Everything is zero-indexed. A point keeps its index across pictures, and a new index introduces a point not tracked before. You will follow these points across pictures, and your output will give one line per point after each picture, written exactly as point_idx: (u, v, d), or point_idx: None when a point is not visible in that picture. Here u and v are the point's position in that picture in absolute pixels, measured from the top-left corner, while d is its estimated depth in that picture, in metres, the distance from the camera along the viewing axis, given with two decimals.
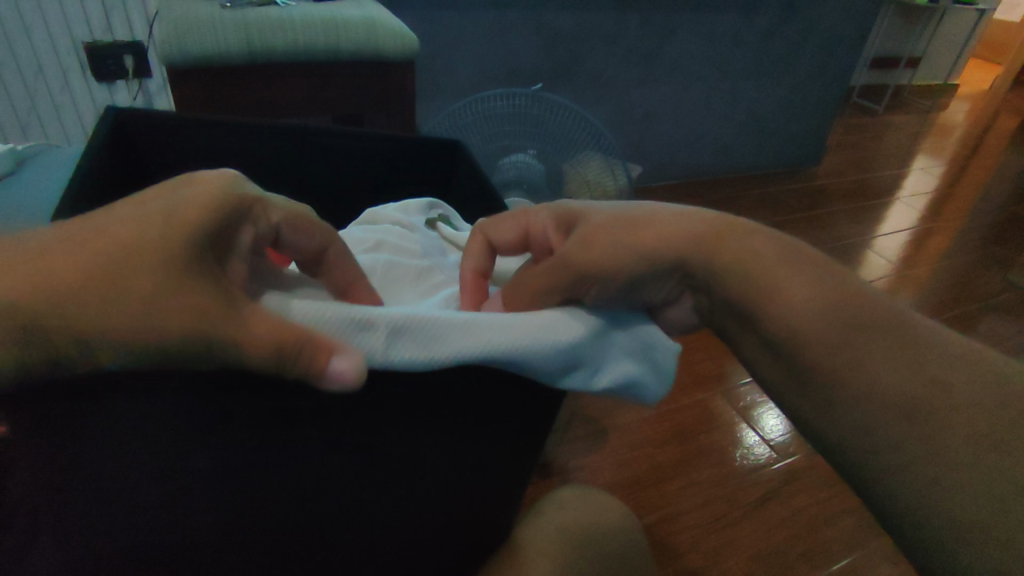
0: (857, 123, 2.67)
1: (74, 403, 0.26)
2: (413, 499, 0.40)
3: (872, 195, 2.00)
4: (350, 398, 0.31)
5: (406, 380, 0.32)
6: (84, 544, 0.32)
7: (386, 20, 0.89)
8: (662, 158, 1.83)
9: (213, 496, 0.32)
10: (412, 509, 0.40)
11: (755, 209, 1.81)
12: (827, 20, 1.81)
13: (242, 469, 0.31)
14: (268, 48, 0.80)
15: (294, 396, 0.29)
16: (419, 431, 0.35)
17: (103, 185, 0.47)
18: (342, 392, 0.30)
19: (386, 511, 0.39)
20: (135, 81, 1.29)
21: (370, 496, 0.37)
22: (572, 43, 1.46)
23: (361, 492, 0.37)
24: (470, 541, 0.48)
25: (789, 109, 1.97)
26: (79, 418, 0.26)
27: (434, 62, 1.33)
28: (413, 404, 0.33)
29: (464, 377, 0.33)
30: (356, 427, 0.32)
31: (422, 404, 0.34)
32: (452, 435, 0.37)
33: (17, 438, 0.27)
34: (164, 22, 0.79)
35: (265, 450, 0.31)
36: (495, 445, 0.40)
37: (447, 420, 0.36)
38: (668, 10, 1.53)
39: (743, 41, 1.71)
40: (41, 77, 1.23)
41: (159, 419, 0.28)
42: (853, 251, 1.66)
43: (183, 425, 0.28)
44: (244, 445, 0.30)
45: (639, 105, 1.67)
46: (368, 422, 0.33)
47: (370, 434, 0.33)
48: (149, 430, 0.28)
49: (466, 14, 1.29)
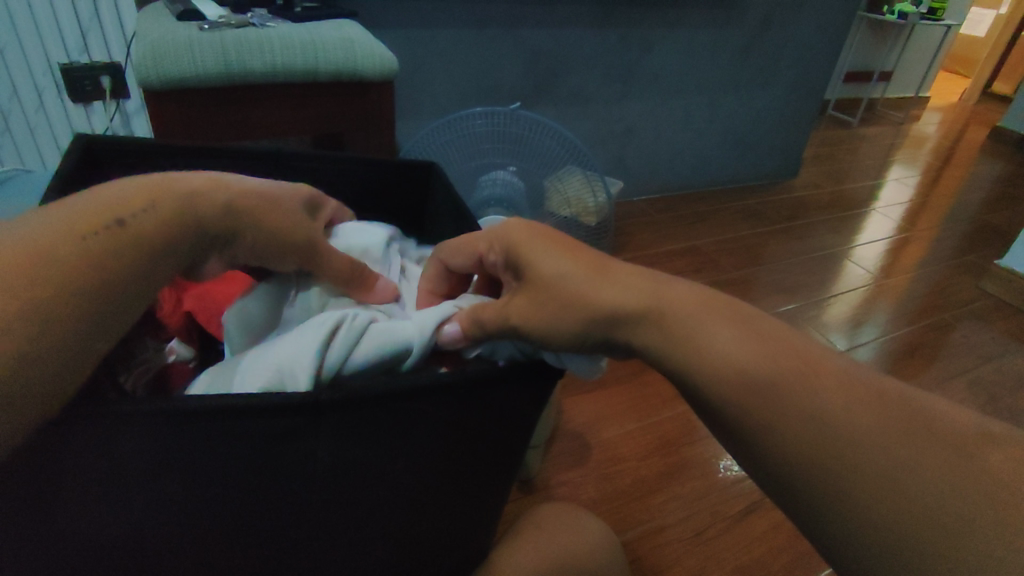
0: (832, 135, 2.73)
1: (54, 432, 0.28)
2: (384, 519, 0.41)
3: (848, 206, 2.04)
4: (314, 425, 0.32)
5: (372, 409, 0.33)
6: (57, 555, 0.33)
7: (365, 40, 0.90)
8: (641, 173, 1.85)
9: (195, 513, 0.34)
10: (391, 528, 0.42)
11: (735, 221, 1.84)
12: (800, 36, 1.85)
13: (205, 489, 0.33)
14: (245, 69, 0.80)
15: (257, 424, 0.31)
16: (394, 455, 0.37)
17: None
18: (304, 419, 0.31)
19: (356, 531, 0.40)
20: (111, 101, 1.28)
21: (339, 517, 0.38)
22: (552, 61, 1.48)
23: (329, 513, 0.38)
24: (450, 558, 0.49)
25: (766, 123, 2.01)
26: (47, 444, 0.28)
27: (414, 80, 1.34)
28: (378, 431, 0.34)
29: (428, 403, 0.34)
30: (321, 452, 0.34)
31: (388, 431, 0.35)
32: (419, 457, 0.38)
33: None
34: (142, 43, 0.79)
35: (228, 473, 0.32)
36: (464, 467, 0.41)
37: (414, 444, 0.37)
38: (644, 28, 1.56)
39: (718, 57, 1.75)
40: (15, 98, 1.22)
41: (128, 445, 0.29)
42: (831, 261, 1.69)
43: (148, 449, 0.30)
44: (208, 468, 0.32)
45: (618, 121, 1.69)
46: (334, 447, 0.34)
47: (339, 458, 0.34)
48: (115, 454, 0.29)
49: (446, 34, 1.31)
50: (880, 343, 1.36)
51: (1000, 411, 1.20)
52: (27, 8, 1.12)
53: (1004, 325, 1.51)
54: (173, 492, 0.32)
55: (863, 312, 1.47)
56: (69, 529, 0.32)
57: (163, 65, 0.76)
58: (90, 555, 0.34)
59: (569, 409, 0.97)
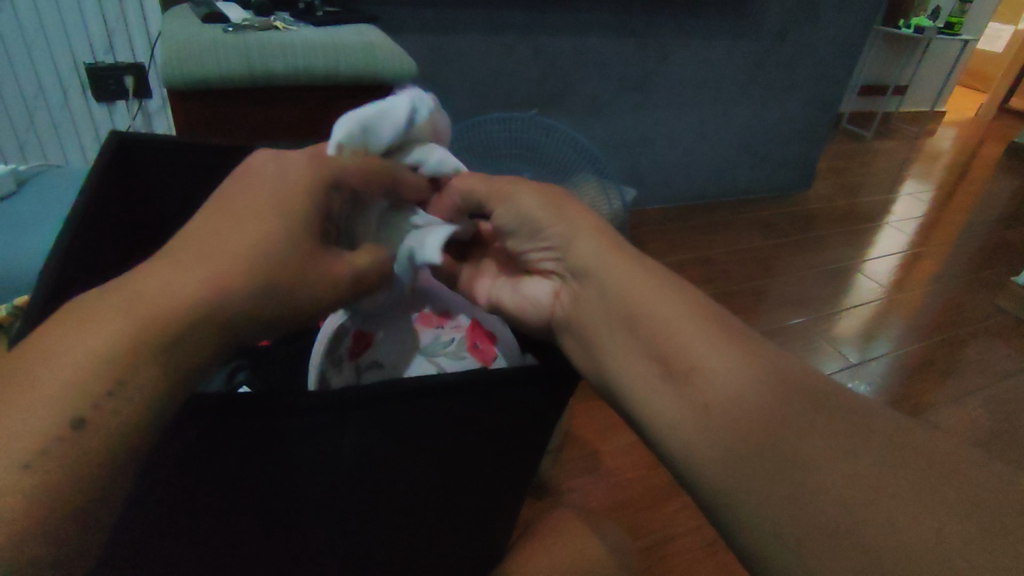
0: (846, 148, 2.73)
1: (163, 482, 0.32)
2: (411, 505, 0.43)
3: (862, 219, 2.03)
4: (338, 418, 0.34)
5: (395, 403, 0.35)
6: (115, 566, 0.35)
7: (385, 43, 0.91)
8: (655, 181, 1.85)
9: (231, 507, 0.36)
10: (408, 520, 0.44)
11: (747, 232, 1.84)
12: (817, 49, 1.85)
13: (246, 481, 0.35)
14: (267, 72, 0.81)
15: (289, 420, 0.33)
16: (415, 451, 0.39)
17: (106, 211, 0.48)
18: (330, 414, 0.34)
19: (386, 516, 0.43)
20: (134, 101, 1.30)
21: (370, 503, 0.41)
22: (569, 68, 1.49)
23: (360, 498, 0.40)
24: (469, 547, 0.51)
25: (780, 135, 2.01)
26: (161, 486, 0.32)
27: (431, 86, 1.35)
28: (402, 422, 0.36)
29: (448, 399, 0.36)
30: (347, 443, 0.36)
31: (410, 422, 0.37)
32: (438, 451, 0.40)
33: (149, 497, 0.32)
34: (167, 45, 0.80)
35: (266, 465, 0.35)
36: (483, 462, 0.43)
37: (433, 438, 0.39)
38: (660, 38, 1.56)
39: (734, 69, 1.75)
40: (40, 95, 1.24)
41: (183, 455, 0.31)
42: (844, 274, 1.68)
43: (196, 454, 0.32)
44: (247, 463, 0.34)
45: (632, 130, 1.70)
46: (358, 438, 0.36)
47: (363, 448, 0.37)
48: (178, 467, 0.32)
49: (464, 39, 1.32)
50: (892, 358, 1.35)
51: (1015, 429, 1.18)
52: (56, 8, 1.15)
53: (1019, 342, 1.49)
54: (229, 484, 0.34)
55: (874, 326, 1.46)
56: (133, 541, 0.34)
57: (187, 66, 0.77)
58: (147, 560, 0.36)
59: (580, 415, 0.97)
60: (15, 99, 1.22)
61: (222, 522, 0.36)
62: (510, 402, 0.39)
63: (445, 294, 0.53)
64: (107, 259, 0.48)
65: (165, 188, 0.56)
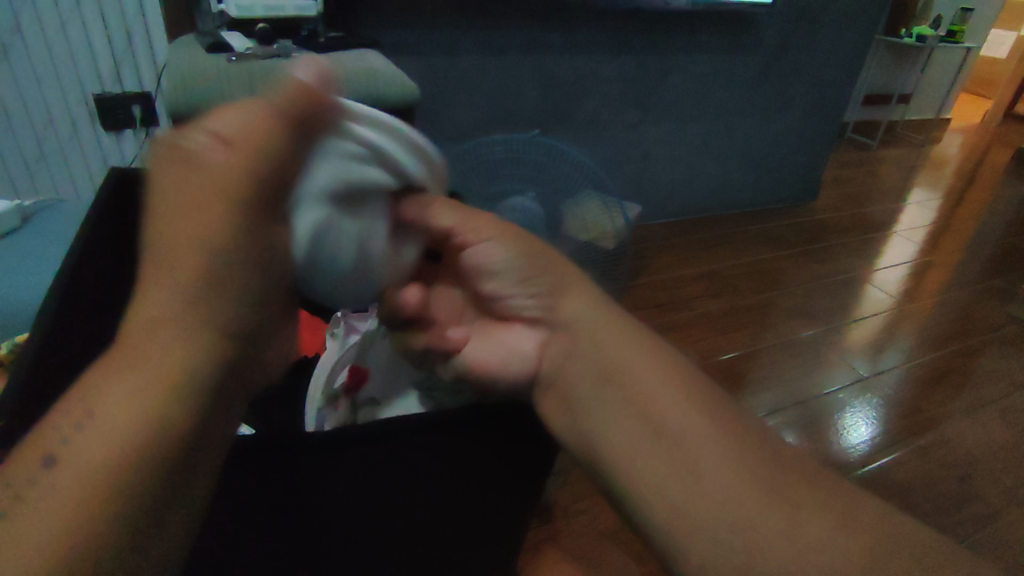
0: (852, 158, 2.72)
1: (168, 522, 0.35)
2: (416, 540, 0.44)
3: (869, 229, 2.02)
4: (332, 458, 0.36)
5: (385, 441, 0.37)
6: None
7: (386, 71, 0.92)
8: (658, 196, 1.85)
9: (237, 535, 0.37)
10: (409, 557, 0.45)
11: (753, 245, 1.83)
12: (817, 61, 1.86)
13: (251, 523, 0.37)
14: (271, 98, 0.82)
15: (281, 458, 0.35)
16: (416, 487, 0.40)
17: (105, 246, 0.48)
18: (322, 454, 0.36)
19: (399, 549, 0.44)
20: (141, 129, 1.32)
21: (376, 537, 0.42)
22: (570, 87, 1.50)
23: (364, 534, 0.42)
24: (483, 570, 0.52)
25: (784, 146, 2.01)
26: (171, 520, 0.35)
27: (433, 107, 1.36)
28: (390, 461, 0.38)
29: (433, 435, 0.37)
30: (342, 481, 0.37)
31: (399, 460, 0.38)
32: (433, 488, 0.41)
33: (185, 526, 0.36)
34: (171, 75, 0.81)
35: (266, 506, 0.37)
36: (486, 494, 0.44)
37: (426, 476, 0.40)
38: (661, 54, 1.58)
39: (736, 82, 1.75)
40: (50, 125, 1.26)
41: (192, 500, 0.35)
42: (852, 285, 1.67)
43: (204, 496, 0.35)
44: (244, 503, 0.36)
45: (635, 146, 1.70)
46: (351, 477, 0.38)
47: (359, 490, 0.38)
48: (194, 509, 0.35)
49: (466, 60, 1.33)
50: (904, 370, 1.33)
51: None
52: (64, 40, 1.17)
53: None
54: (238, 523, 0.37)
55: (885, 337, 1.44)
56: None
57: (191, 95, 0.78)
58: None
59: None
60: (25, 129, 1.24)
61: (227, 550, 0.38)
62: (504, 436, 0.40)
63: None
64: (104, 297, 0.47)
65: None
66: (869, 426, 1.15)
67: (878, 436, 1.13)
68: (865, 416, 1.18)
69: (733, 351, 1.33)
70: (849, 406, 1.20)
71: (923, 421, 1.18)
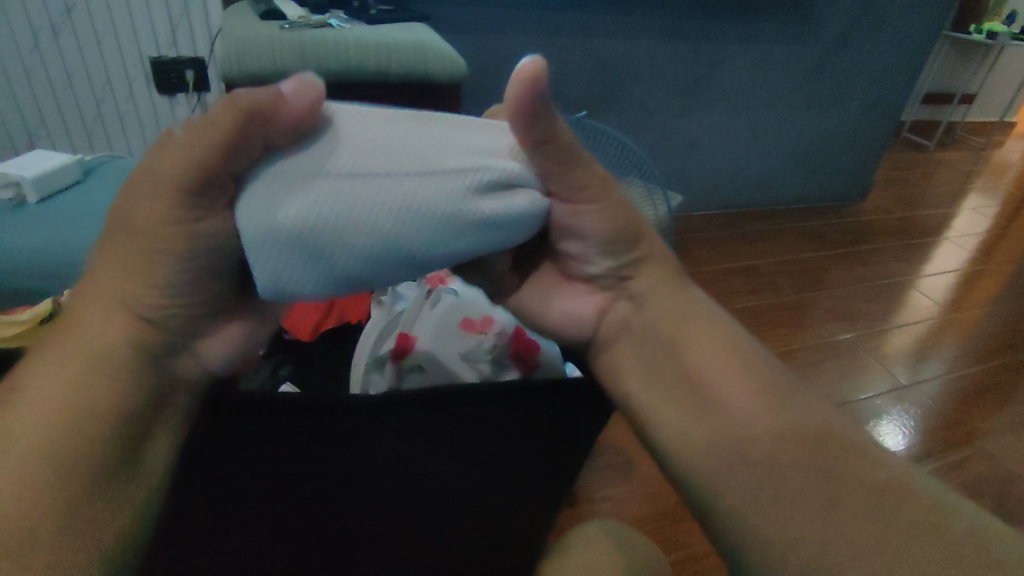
0: (905, 158, 2.61)
1: (204, 471, 0.35)
2: (442, 513, 0.44)
3: (919, 234, 1.94)
4: (375, 423, 0.37)
5: (428, 410, 0.37)
6: (185, 551, 0.39)
7: (435, 46, 0.92)
8: (701, 187, 1.81)
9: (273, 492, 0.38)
10: (434, 524, 0.45)
11: (795, 243, 1.78)
12: (878, 55, 1.78)
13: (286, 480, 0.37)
14: (321, 67, 0.83)
15: (327, 420, 0.35)
16: (453, 457, 0.41)
17: None
18: (368, 418, 0.36)
19: (423, 519, 0.44)
20: (193, 93, 1.34)
21: (405, 506, 0.43)
22: (618, 70, 1.47)
23: (396, 501, 0.42)
24: (498, 551, 0.52)
25: (836, 143, 1.94)
26: (206, 473, 0.35)
27: (479, 85, 1.35)
28: (433, 430, 0.38)
29: (477, 405, 0.38)
30: (385, 447, 0.38)
31: (441, 430, 0.39)
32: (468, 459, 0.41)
33: (218, 479, 0.36)
34: (226, 40, 0.82)
35: (303, 465, 0.37)
36: (512, 472, 0.44)
37: (462, 447, 0.40)
38: (714, 41, 1.53)
39: (790, 73, 1.69)
40: (108, 86, 1.30)
41: (233, 448, 0.35)
42: (897, 290, 1.61)
43: (243, 449, 0.35)
44: (285, 459, 0.36)
45: (681, 134, 1.66)
46: (395, 443, 0.38)
47: (402, 455, 0.39)
48: (236, 459, 0.35)
49: (514, 40, 1.32)
50: (945, 381, 1.28)
51: None
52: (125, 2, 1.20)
53: None
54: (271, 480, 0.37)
55: (928, 346, 1.39)
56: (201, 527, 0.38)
57: (245, 62, 0.79)
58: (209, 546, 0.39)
59: (610, 425, 0.95)
60: (84, 88, 1.28)
61: (262, 505, 0.38)
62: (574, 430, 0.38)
63: (486, 299, 0.55)
64: None
65: None
66: (903, 436, 1.11)
67: (912, 447, 1.10)
68: (901, 425, 1.14)
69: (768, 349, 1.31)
70: (885, 413, 1.17)
71: (962, 435, 1.14)
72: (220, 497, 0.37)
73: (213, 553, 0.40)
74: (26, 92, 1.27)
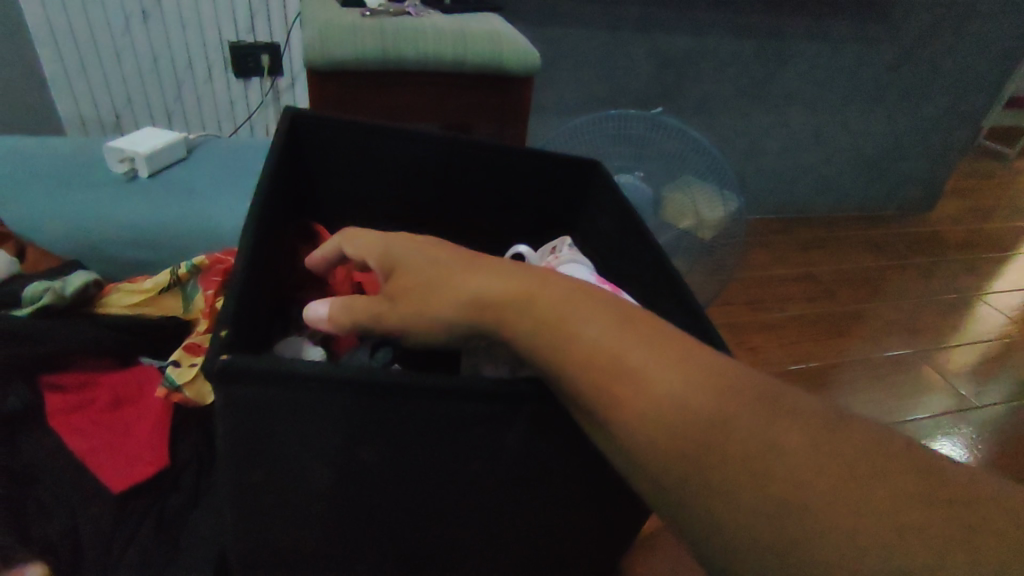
0: (981, 167, 2.47)
1: (278, 419, 0.28)
2: (539, 525, 0.36)
3: (995, 247, 1.84)
4: (508, 414, 0.29)
5: (563, 401, 0.29)
6: (245, 512, 0.33)
7: (512, 36, 0.91)
8: (762, 189, 1.76)
9: (352, 467, 0.31)
10: (527, 536, 0.36)
11: (857, 251, 1.71)
12: (961, 56, 1.69)
13: (376, 455, 0.30)
14: (400, 56, 0.84)
15: (444, 404, 0.28)
16: (573, 457, 0.32)
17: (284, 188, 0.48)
18: (500, 404, 0.29)
19: (515, 530, 0.36)
20: (267, 79, 1.39)
21: (496, 510, 0.34)
22: (683, 67, 1.44)
23: (491, 501, 0.34)
24: None
25: (909, 148, 1.85)
26: (279, 426, 0.28)
27: (543, 77, 1.34)
28: (564, 427, 0.31)
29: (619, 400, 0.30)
30: (507, 440, 0.30)
31: (572, 425, 0.31)
32: (589, 463, 0.33)
33: (292, 439, 0.29)
34: (310, 27, 0.84)
35: (396, 444, 0.30)
36: (637, 481, 0.35)
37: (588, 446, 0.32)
38: (784, 39, 1.48)
39: (864, 73, 1.62)
40: (189, 70, 1.35)
41: (316, 411, 0.28)
42: (967, 305, 1.54)
43: (331, 417, 0.28)
44: (380, 434, 0.29)
45: (744, 135, 1.62)
46: (519, 438, 0.30)
47: (519, 451, 0.31)
48: (319, 420, 0.28)
49: (579, 34, 1.30)
50: (1017, 405, 1.22)
51: None
52: None
53: None
54: (353, 452, 0.30)
55: (1002, 367, 1.32)
56: (265, 491, 0.31)
57: (328, 49, 0.81)
58: (271, 510, 0.32)
59: None
60: (167, 72, 1.34)
61: (340, 480, 0.31)
62: (619, 510, 0.36)
63: None
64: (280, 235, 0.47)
65: (316, 170, 0.56)
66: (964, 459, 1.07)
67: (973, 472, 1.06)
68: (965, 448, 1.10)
69: (827, 359, 1.26)
70: (949, 434, 1.12)
71: None
72: (292, 459, 0.30)
73: (272, 521, 0.33)
74: (115, 73, 1.33)
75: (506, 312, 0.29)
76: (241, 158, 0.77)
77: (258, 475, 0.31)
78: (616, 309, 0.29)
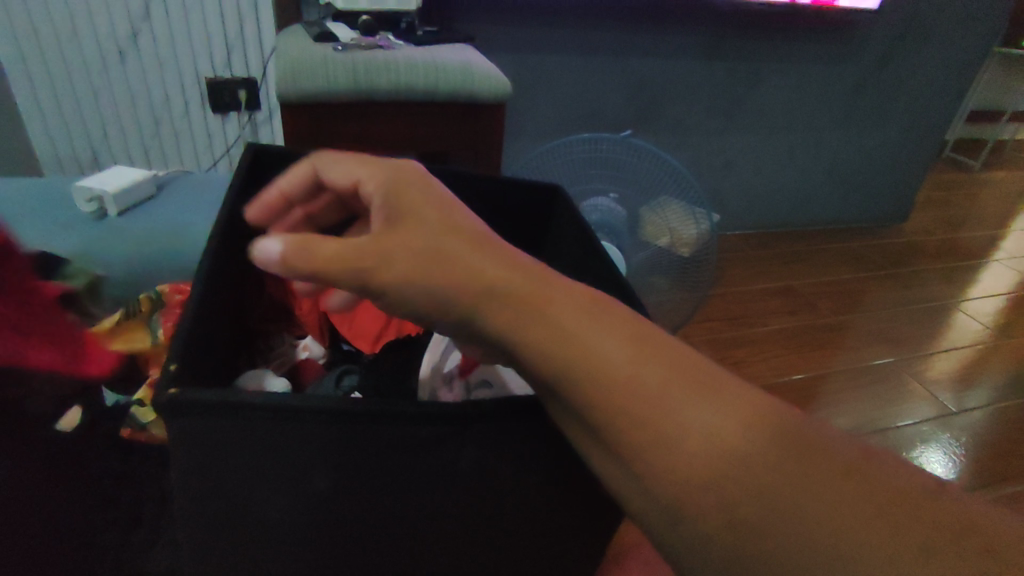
0: (949, 178, 2.55)
1: (234, 448, 0.29)
2: (501, 545, 0.36)
3: (967, 256, 1.89)
4: (461, 435, 0.30)
5: (515, 420, 0.30)
6: (205, 543, 0.33)
7: (482, 65, 0.93)
8: (739, 206, 1.79)
9: (310, 494, 0.31)
10: (489, 557, 0.37)
11: (833, 263, 1.75)
12: (923, 74, 1.75)
13: (332, 481, 0.31)
14: (371, 87, 0.85)
15: (398, 428, 0.29)
16: (529, 475, 0.33)
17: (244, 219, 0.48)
18: (453, 426, 0.29)
19: (476, 552, 0.36)
20: (245, 113, 1.40)
21: (458, 532, 0.35)
22: (655, 90, 1.47)
23: (451, 522, 0.34)
24: None
25: (878, 162, 1.90)
26: (235, 454, 0.29)
27: (518, 104, 1.37)
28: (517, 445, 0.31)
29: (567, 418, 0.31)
30: (462, 462, 0.31)
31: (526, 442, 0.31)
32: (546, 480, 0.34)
33: (249, 466, 0.29)
34: (283, 61, 0.86)
35: (353, 468, 0.30)
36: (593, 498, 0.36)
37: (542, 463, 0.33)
38: (752, 61, 1.53)
39: (831, 91, 1.67)
40: (166, 106, 1.36)
41: (270, 438, 0.28)
42: (943, 313, 1.57)
43: (287, 443, 0.29)
44: (336, 459, 0.30)
45: (718, 153, 1.66)
46: (474, 458, 0.31)
47: (475, 471, 0.32)
48: (273, 448, 0.29)
49: (551, 61, 1.34)
50: (996, 409, 1.24)
51: None
52: (185, 27, 1.26)
53: None
54: (310, 479, 0.30)
55: (980, 372, 1.35)
56: (224, 520, 0.32)
57: (301, 82, 0.83)
58: (230, 541, 0.33)
59: None
60: (144, 109, 1.35)
61: (299, 507, 0.31)
62: (583, 521, 0.37)
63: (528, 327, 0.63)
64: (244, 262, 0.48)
65: None
66: (949, 466, 1.08)
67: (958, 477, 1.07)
68: (949, 454, 1.11)
69: (807, 371, 1.28)
70: (931, 440, 1.13)
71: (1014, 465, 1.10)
72: (248, 487, 0.30)
73: (230, 552, 0.33)
74: (91, 112, 1.34)
75: (486, 307, 0.29)
76: (209, 193, 0.79)
77: (215, 505, 0.31)
78: (623, 322, 0.29)
